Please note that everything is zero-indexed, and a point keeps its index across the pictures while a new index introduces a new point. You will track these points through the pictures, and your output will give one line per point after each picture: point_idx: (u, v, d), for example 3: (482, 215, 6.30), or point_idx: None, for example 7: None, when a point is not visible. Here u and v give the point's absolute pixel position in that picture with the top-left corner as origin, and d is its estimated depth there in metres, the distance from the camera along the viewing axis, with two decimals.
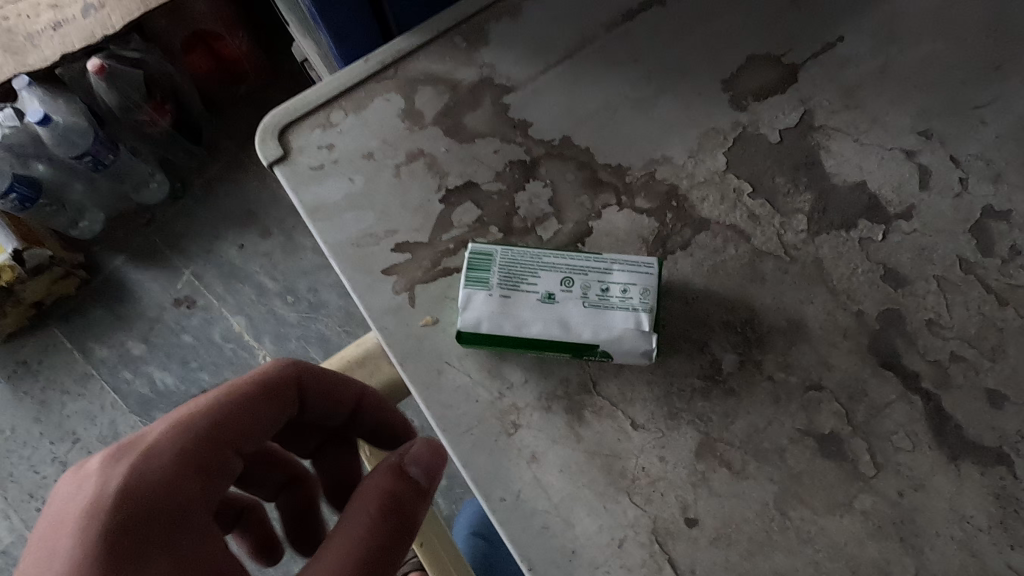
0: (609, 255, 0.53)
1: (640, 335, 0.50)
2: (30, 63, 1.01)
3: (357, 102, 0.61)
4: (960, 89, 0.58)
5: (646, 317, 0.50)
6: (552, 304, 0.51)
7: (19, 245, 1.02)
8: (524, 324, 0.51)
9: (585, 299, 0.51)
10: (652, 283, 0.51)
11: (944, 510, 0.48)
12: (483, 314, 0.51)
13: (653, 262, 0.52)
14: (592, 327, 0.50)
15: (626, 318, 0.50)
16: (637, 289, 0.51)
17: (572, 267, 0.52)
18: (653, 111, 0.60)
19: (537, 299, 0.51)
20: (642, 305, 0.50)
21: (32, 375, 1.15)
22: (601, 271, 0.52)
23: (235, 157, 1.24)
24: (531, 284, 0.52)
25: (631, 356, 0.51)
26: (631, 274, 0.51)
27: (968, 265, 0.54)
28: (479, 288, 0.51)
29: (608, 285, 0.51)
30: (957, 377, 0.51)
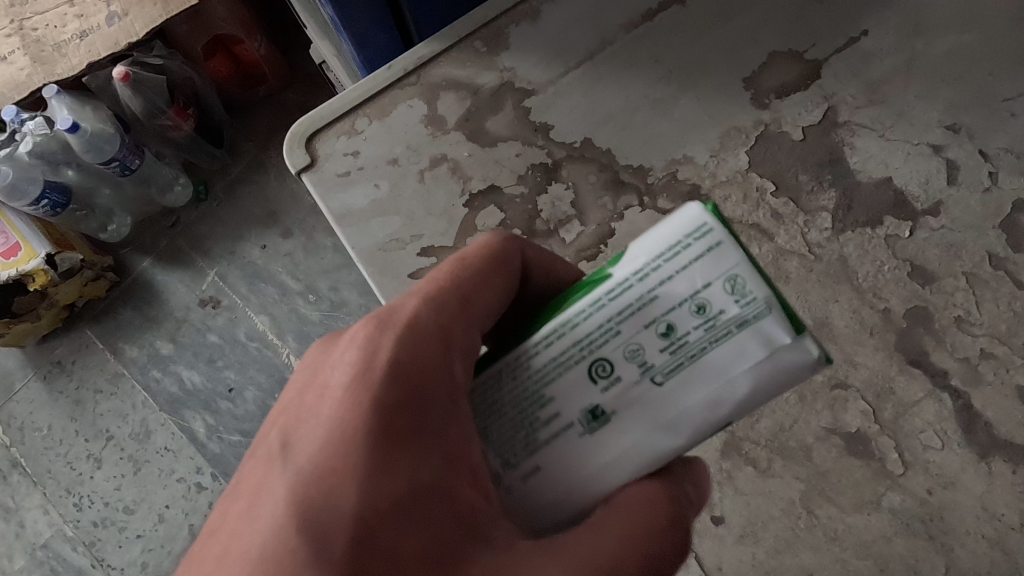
0: (639, 276, 0.33)
1: (771, 361, 0.31)
2: (59, 73, 1.04)
3: (381, 109, 0.62)
4: (987, 81, 0.57)
5: (770, 326, 0.31)
6: (616, 427, 0.33)
7: (52, 250, 1.07)
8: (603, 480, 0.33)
9: (654, 377, 0.32)
10: (727, 278, 0.32)
11: (974, 508, 0.48)
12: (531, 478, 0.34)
13: (711, 231, 0.32)
14: (705, 398, 0.31)
15: (737, 347, 0.31)
16: (717, 298, 0.32)
17: (587, 348, 0.33)
18: (675, 111, 0.60)
19: (577, 425, 0.33)
20: (739, 318, 0.31)
21: (67, 374, 1.20)
22: (642, 314, 0.33)
23: (256, 160, 1.26)
24: (554, 416, 0.33)
25: (779, 386, 0.32)
26: (694, 278, 0.32)
27: (997, 261, 0.53)
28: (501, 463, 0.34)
29: (677, 326, 0.32)
30: (987, 374, 0.51)
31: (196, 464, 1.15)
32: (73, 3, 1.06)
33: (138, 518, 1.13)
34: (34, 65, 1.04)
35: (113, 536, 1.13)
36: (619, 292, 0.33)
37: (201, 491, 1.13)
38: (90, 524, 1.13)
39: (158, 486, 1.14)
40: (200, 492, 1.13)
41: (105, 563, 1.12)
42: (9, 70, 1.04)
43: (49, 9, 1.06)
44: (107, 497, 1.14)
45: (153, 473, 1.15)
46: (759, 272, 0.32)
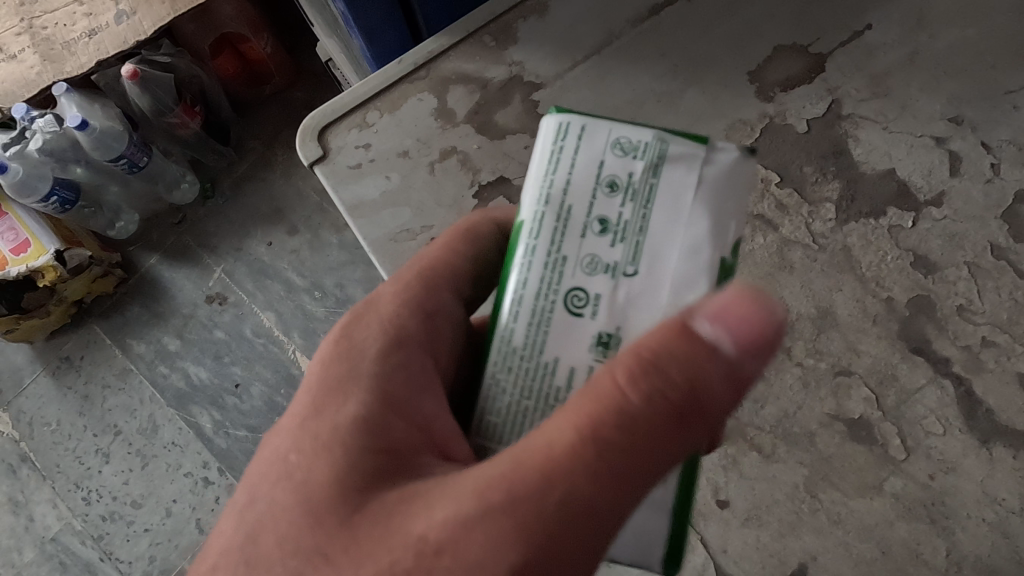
0: (550, 192, 0.36)
1: (706, 181, 0.35)
2: (68, 71, 1.05)
3: (391, 102, 0.63)
4: (990, 74, 0.58)
5: (689, 153, 0.35)
6: (628, 343, 0.35)
7: (60, 246, 1.09)
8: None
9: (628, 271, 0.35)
10: (617, 147, 0.36)
11: (975, 492, 0.49)
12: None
13: (573, 126, 0.37)
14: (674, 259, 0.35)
15: (670, 184, 0.35)
16: (619, 166, 0.36)
17: (551, 292, 0.36)
18: (681, 104, 0.61)
19: (595, 361, 0.35)
20: (647, 163, 0.36)
21: (75, 370, 1.21)
22: (575, 224, 0.36)
23: (262, 157, 1.27)
24: (580, 375, 0.35)
25: (718, 208, 0.35)
26: (584, 163, 0.36)
27: (999, 251, 0.54)
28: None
29: (613, 209, 0.36)
30: (989, 361, 0.51)
31: (202, 459, 1.16)
32: (82, 2, 1.07)
33: (146, 512, 1.15)
34: (43, 63, 1.06)
35: (121, 530, 1.14)
36: (550, 221, 0.36)
37: (207, 485, 1.14)
38: (98, 518, 1.15)
39: (165, 481, 1.16)
40: (207, 487, 1.15)
41: (113, 556, 1.13)
42: (19, 69, 1.06)
43: (59, 7, 1.08)
44: (115, 491, 1.16)
45: (160, 467, 1.16)
46: (634, 125, 0.36)
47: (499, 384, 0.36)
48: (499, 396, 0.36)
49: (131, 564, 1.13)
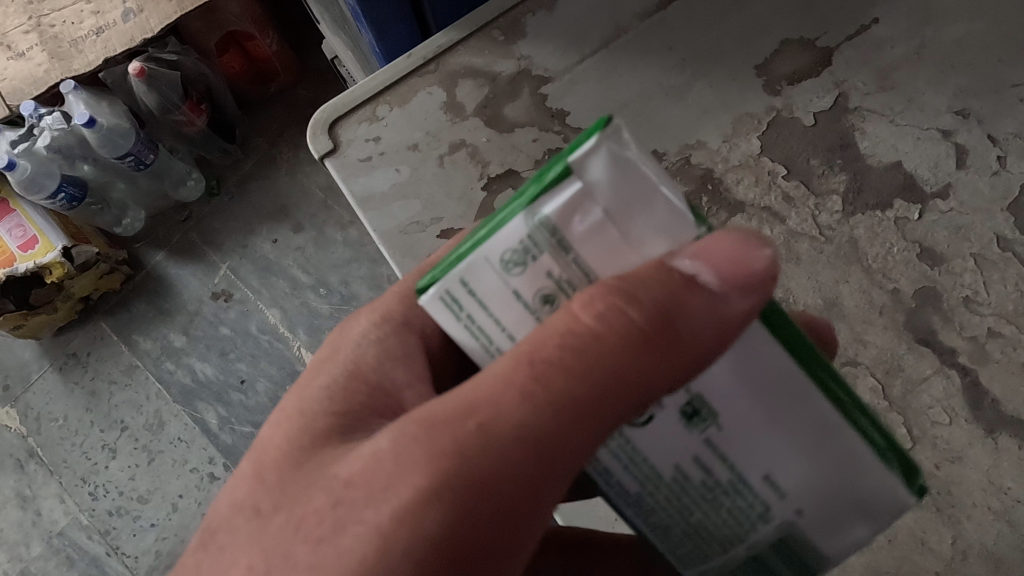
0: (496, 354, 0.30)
1: (611, 192, 0.26)
2: (76, 68, 1.06)
3: (401, 96, 0.63)
4: (996, 67, 0.58)
5: (575, 191, 0.26)
6: (726, 415, 0.29)
7: (67, 243, 1.10)
8: (815, 424, 0.29)
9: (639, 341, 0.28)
10: (509, 262, 0.28)
11: (981, 481, 0.50)
12: (790, 480, 0.29)
13: (460, 281, 0.28)
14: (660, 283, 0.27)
15: (586, 238, 0.27)
16: (536, 279, 0.28)
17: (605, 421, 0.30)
18: (688, 98, 0.61)
19: (703, 447, 0.29)
20: (546, 250, 0.27)
21: (82, 366, 1.22)
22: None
23: (268, 154, 1.28)
24: (705, 466, 0.29)
25: (644, 209, 0.26)
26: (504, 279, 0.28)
27: (1005, 243, 0.54)
28: (755, 531, 0.30)
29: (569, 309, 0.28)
30: (994, 352, 0.52)
31: (208, 455, 1.17)
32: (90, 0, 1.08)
33: (152, 507, 1.16)
34: (51, 60, 1.06)
35: (128, 525, 1.15)
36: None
37: (213, 481, 1.15)
38: (104, 513, 1.16)
39: (171, 476, 1.17)
40: (213, 482, 1.16)
41: (119, 551, 1.14)
42: (27, 66, 1.06)
43: (66, 5, 1.09)
44: (121, 486, 1.17)
45: (167, 463, 1.17)
46: (498, 230, 0.27)
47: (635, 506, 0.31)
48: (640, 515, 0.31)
49: (138, 558, 1.14)
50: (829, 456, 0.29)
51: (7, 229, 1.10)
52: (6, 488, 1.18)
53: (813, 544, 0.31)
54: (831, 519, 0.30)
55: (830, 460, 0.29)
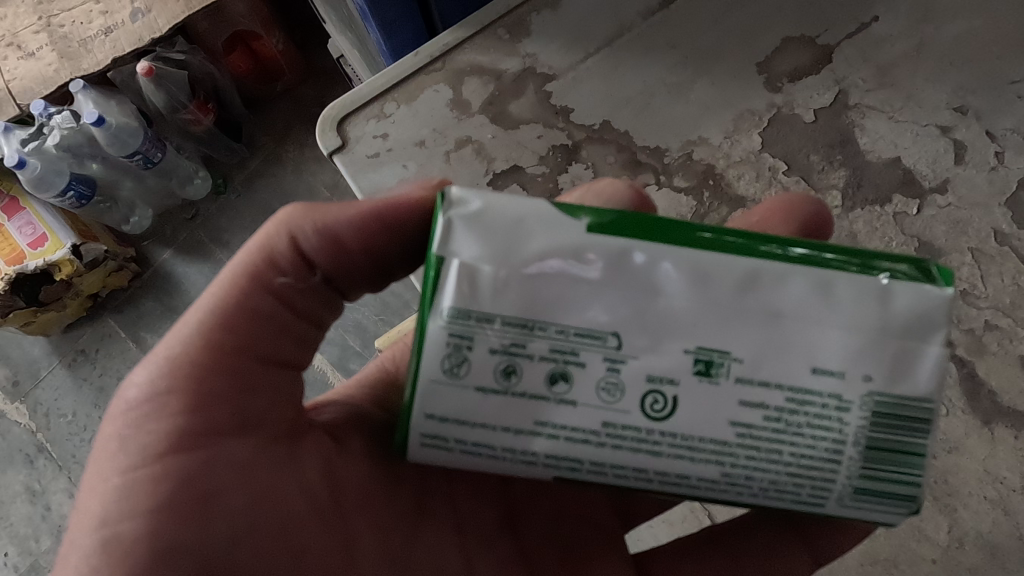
0: (519, 448, 0.32)
1: (488, 252, 0.31)
2: (85, 68, 1.08)
3: (407, 94, 0.65)
4: (995, 64, 0.59)
5: (461, 271, 0.31)
6: (732, 347, 0.31)
7: (77, 241, 1.12)
8: (803, 298, 0.30)
9: (616, 341, 0.31)
10: (462, 367, 0.31)
11: (977, 471, 0.51)
12: (837, 371, 0.30)
13: (429, 420, 0.32)
14: (591, 290, 0.31)
15: (504, 278, 0.31)
16: (484, 362, 0.31)
17: (649, 434, 0.31)
18: (690, 95, 0.62)
19: (739, 387, 0.31)
20: (478, 326, 0.31)
21: (90, 363, 1.24)
22: (552, 421, 0.31)
23: (274, 152, 1.29)
24: (753, 403, 0.31)
25: (518, 242, 0.31)
26: (478, 374, 0.31)
27: (1002, 237, 0.55)
28: (846, 422, 0.31)
29: (536, 358, 0.31)
30: (991, 345, 0.53)
31: None
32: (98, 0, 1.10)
33: None
34: (61, 60, 1.08)
35: None
36: (561, 438, 0.32)
37: None
38: None
39: None
40: None
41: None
42: (38, 66, 1.08)
43: (76, 6, 1.10)
44: None
45: None
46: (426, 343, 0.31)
47: (734, 479, 0.31)
48: (743, 482, 0.31)
49: None
50: (845, 312, 0.31)
51: (15, 226, 1.12)
52: (15, 482, 1.20)
53: (899, 394, 0.31)
54: (897, 362, 0.30)
55: (848, 309, 0.31)
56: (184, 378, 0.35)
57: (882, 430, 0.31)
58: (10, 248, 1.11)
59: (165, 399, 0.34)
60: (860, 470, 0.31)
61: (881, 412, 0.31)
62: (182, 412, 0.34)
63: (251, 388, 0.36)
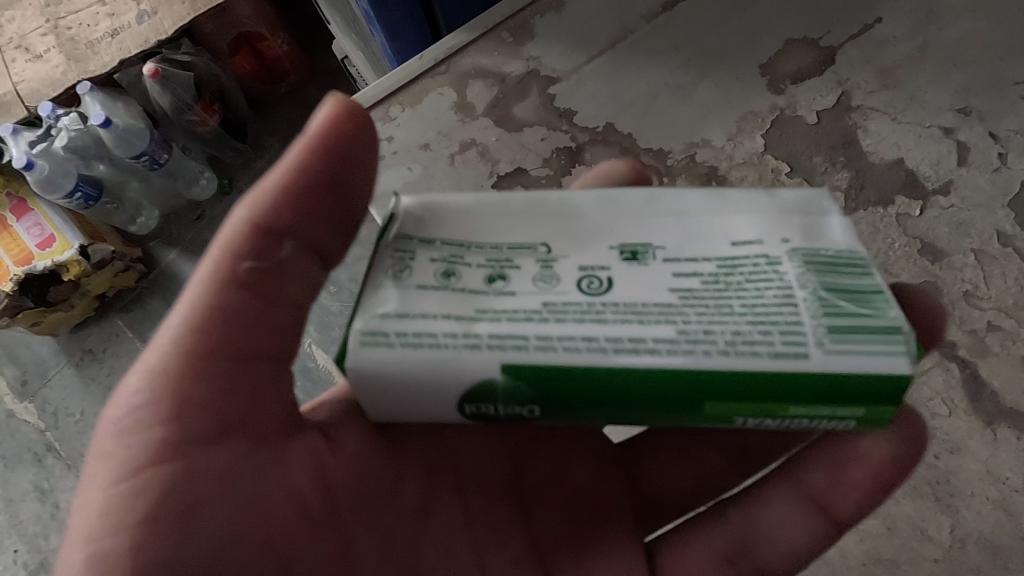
0: (462, 343, 0.31)
1: (423, 193, 0.37)
2: (92, 70, 1.09)
3: (412, 97, 0.65)
4: (998, 65, 0.59)
5: (400, 210, 0.36)
6: (652, 238, 0.34)
7: (84, 242, 1.13)
8: (698, 189, 0.36)
9: (545, 248, 0.34)
10: (405, 280, 0.33)
11: (979, 471, 0.51)
12: (753, 240, 0.34)
13: (371, 317, 0.32)
14: (518, 213, 0.35)
15: (437, 206, 0.36)
16: (427, 265, 0.34)
17: (591, 306, 0.32)
18: (693, 97, 0.62)
19: (667, 262, 0.33)
20: (418, 242, 0.35)
21: (98, 363, 1.25)
22: (492, 306, 0.32)
23: (279, 153, 1.30)
24: (686, 272, 0.33)
25: (446, 183, 0.37)
26: (421, 274, 0.33)
27: (1006, 239, 0.55)
28: (784, 271, 0.32)
29: (473, 266, 0.34)
30: (994, 346, 0.53)
31: None
32: (105, 3, 1.11)
33: None
34: (69, 62, 1.09)
35: None
36: (502, 321, 0.32)
37: None
38: None
39: None
40: None
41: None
42: (45, 68, 1.09)
43: (83, 9, 1.11)
44: None
45: None
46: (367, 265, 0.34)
47: (694, 335, 0.31)
48: (706, 337, 0.31)
49: None
50: (743, 200, 0.35)
51: (24, 227, 1.13)
52: (24, 481, 1.21)
53: (827, 252, 0.33)
54: (804, 224, 0.34)
55: (747, 198, 0.35)
56: (163, 385, 0.34)
57: (826, 278, 0.32)
58: (19, 248, 1.12)
59: (149, 407, 0.34)
60: (820, 308, 0.31)
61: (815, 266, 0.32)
62: (164, 420, 0.34)
63: (229, 392, 0.35)
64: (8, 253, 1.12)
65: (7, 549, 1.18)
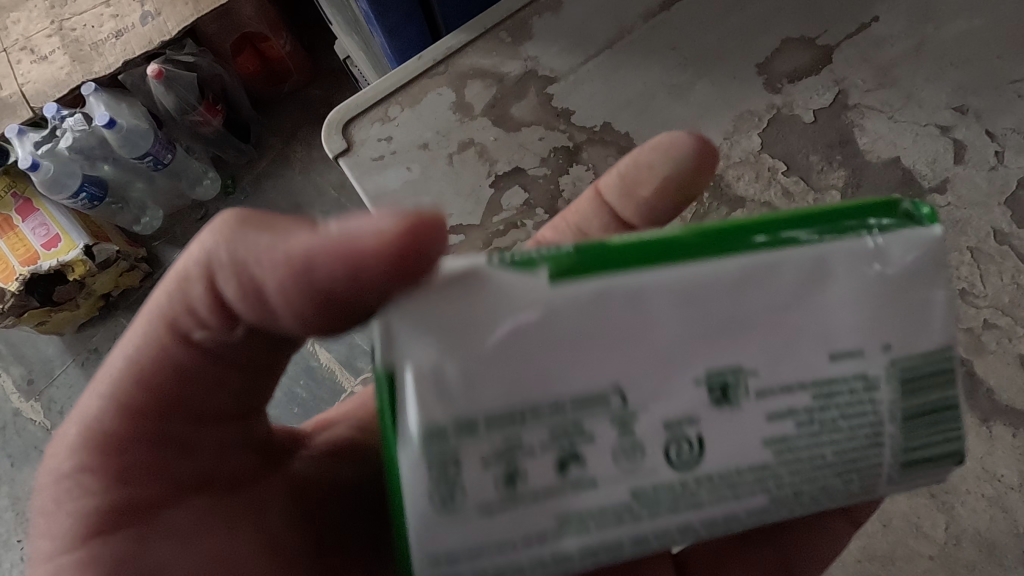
0: (550, 558, 0.28)
1: (441, 323, 0.27)
2: (96, 71, 1.10)
3: (411, 97, 0.66)
4: (995, 64, 0.59)
5: (417, 382, 0.27)
6: (743, 361, 0.28)
7: (89, 241, 1.14)
8: (793, 283, 0.28)
9: (621, 400, 0.28)
10: (460, 472, 0.28)
11: (975, 469, 0.51)
12: (849, 350, 0.29)
13: (422, 526, 0.28)
14: (573, 345, 0.28)
15: (477, 369, 0.27)
16: (459, 417, 0.28)
17: (680, 486, 0.28)
18: (690, 97, 0.63)
19: (760, 401, 0.28)
20: (461, 437, 0.27)
21: (103, 362, 1.26)
22: (573, 511, 0.28)
23: (282, 153, 1.31)
24: (781, 413, 0.28)
25: (470, 297, 0.28)
26: (461, 450, 0.28)
27: (1002, 236, 0.55)
28: (879, 401, 0.29)
29: (531, 435, 0.28)
30: (990, 343, 0.53)
31: None
32: (109, 4, 1.12)
33: None
34: (73, 63, 1.10)
35: None
36: (591, 532, 0.28)
37: None
38: None
39: None
40: None
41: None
42: (50, 69, 1.10)
43: (87, 10, 1.12)
44: None
45: None
46: (397, 438, 0.28)
47: (784, 496, 0.29)
48: (795, 499, 0.29)
49: None
50: (843, 287, 0.28)
51: (29, 227, 1.14)
52: (30, 479, 1.22)
53: (920, 360, 0.29)
54: (906, 319, 0.29)
55: (843, 282, 0.29)
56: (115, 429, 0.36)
57: (913, 399, 0.29)
58: (25, 248, 1.13)
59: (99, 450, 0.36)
60: (906, 442, 0.29)
61: (907, 383, 0.29)
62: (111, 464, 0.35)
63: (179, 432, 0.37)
64: (14, 252, 1.13)
65: (15, 546, 1.20)
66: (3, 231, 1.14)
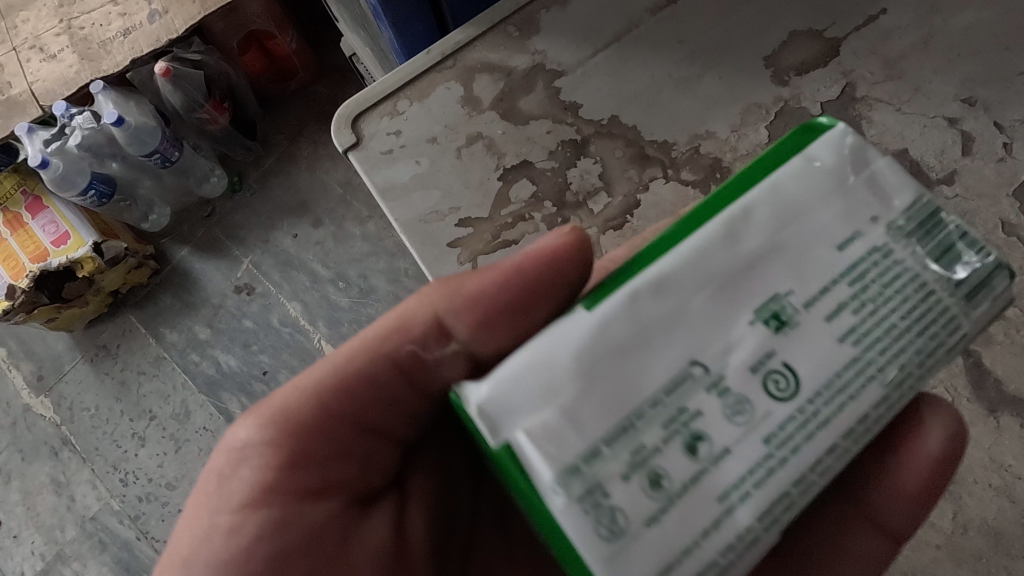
0: (733, 535, 0.30)
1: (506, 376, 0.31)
2: (105, 69, 1.11)
3: (420, 91, 0.66)
4: (1004, 55, 0.59)
5: (529, 434, 0.30)
6: (776, 287, 0.32)
7: (98, 238, 1.15)
8: (768, 211, 0.33)
9: (701, 368, 0.31)
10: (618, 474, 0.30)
11: (982, 459, 0.52)
12: (847, 237, 0.33)
13: (611, 519, 0.29)
14: (635, 345, 0.31)
15: (569, 391, 0.31)
16: (569, 412, 0.30)
17: (801, 411, 0.31)
18: (697, 90, 0.63)
19: (816, 319, 0.32)
20: (590, 464, 0.30)
21: (112, 358, 1.28)
22: (727, 484, 0.30)
23: (289, 150, 1.32)
24: (834, 313, 0.32)
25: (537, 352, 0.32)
26: (599, 441, 0.30)
27: (1010, 228, 0.55)
28: (898, 257, 0.33)
29: (653, 434, 0.30)
30: (998, 334, 0.53)
31: None
32: (117, 2, 1.13)
33: (179, 494, 1.20)
34: (82, 61, 1.11)
35: (156, 510, 1.20)
36: (754, 493, 0.30)
37: None
38: (134, 498, 1.21)
39: (197, 464, 1.21)
40: None
41: (149, 535, 1.19)
42: (59, 67, 1.11)
43: (95, 8, 1.13)
44: (150, 473, 1.21)
45: (193, 451, 1.21)
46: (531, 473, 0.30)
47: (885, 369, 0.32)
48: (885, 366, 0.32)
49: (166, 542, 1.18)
50: (809, 197, 0.33)
51: (39, 224, 1.16)
52: (40, 474, 1.24)
53: (904, 209, 0.34)
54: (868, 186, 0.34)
55: (810, 185, 0.33)
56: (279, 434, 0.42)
57: (923, 242, 0.33)
58: (35, 246, 1.15)
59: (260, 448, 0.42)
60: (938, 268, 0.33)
61: (909, 229, 0.33)
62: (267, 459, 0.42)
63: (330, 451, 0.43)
64: (24, 250, 1.15)
65: (26, 539, 1.22)
66: (14, 230, 1.16)
